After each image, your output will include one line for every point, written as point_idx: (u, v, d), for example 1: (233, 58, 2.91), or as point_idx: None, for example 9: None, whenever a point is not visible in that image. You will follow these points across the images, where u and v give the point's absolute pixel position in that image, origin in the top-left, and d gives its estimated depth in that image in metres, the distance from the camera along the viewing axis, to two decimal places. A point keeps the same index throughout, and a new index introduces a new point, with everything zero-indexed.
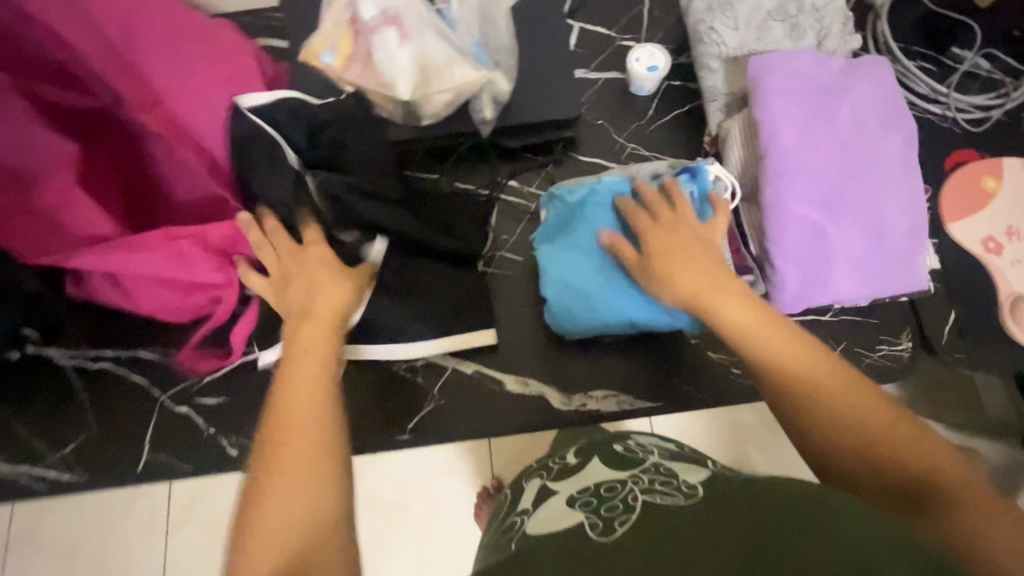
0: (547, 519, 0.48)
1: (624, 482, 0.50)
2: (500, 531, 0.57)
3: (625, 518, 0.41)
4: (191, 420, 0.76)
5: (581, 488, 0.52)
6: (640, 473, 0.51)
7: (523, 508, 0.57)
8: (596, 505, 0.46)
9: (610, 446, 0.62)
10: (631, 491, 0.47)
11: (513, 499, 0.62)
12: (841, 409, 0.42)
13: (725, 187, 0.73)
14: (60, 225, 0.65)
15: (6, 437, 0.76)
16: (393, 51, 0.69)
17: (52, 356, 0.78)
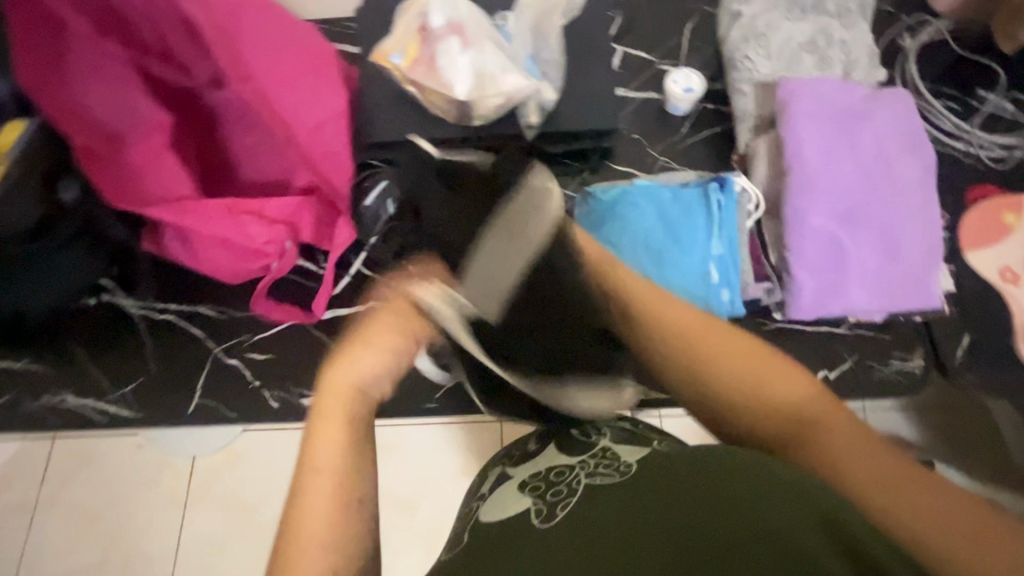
0: (497, 508, 0.57)
1: (573, 467, 0.58)
2: (465, 515, 0.65)
3: (567, 502, 0.49)
4: (240, 372, 0.84)
5: (534, 474, 0.60)
6: (588, 458, 0.59)
7: (482, 493, 0.67)
8: (544, 490, 0.55)
9: (567, 430, 0.68)
10: (577, 476, 0.55)
11: (481, 483, 0.71)
12: (762, 390, 0.46)
13: (750, 200, 0.77)
14: (144, 180, 0.72)
15: (77, 371, 0.84)
16: (455, 56, 0.79)
17: (122, 304, 0.86)
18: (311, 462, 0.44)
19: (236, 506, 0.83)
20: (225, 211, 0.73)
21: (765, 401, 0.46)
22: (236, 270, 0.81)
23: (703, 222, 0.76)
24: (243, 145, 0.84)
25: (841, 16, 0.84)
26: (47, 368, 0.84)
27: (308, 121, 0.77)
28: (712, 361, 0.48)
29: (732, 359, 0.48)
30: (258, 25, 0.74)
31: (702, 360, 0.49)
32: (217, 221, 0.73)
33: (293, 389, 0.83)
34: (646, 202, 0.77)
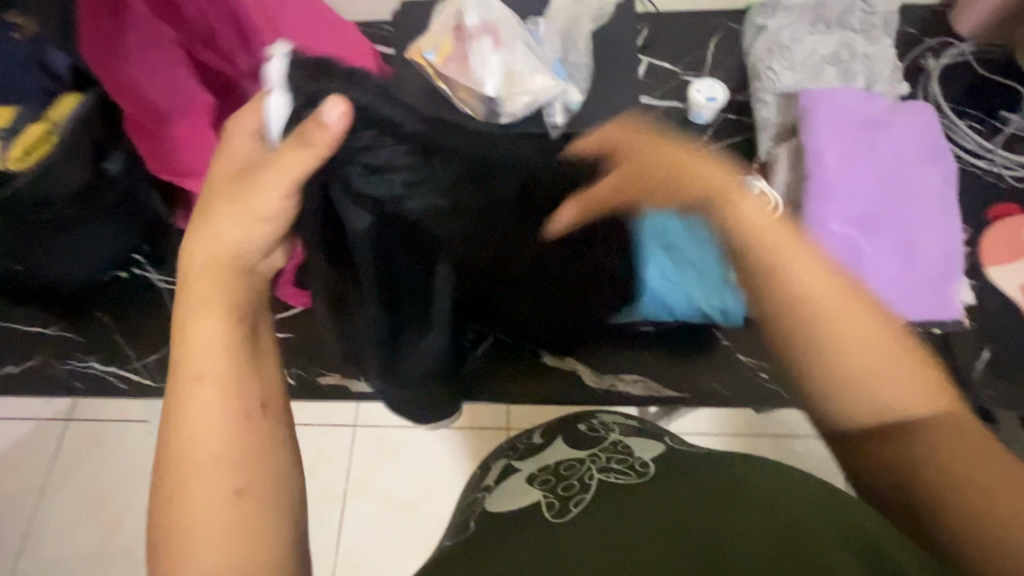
0: (505, 499, 0.58)
1: (583, 461, 0.60)
2: (467, 505, 0.67)
3: (579, 498, 0.52)
4: None
5: (542, 467, 0.62)
6: (599, 452, 0.61)
7: (486, 484, 0.68)
8: (553, 484, 0.57)
9: (575, 425, 0.70)
10: (588, 470, 0.57)
11: (482, 475, 0.72)
12: (858, 364, 0.42)
13: (770, 203, 0.78)
14: (182, 154, 0.77)
15: (104, 339, 0.87)
16: (487, 56, 0.83)
17: (152, 278, 0.89)
18: (188, 369, 0.42)
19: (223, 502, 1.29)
20: None
21: (889, 395, 0.42)
22: None
23: None
24: None
25: (864, 31, 0.86)
26: (76, 335, 0.87)
27: None
28: (812, 308, 0.44)
29: (863, 338, 0.43)
30: (303, 17, 0.80)
31: (807, 304, 0.44)
32: None
33: (311, 368, 0.84)
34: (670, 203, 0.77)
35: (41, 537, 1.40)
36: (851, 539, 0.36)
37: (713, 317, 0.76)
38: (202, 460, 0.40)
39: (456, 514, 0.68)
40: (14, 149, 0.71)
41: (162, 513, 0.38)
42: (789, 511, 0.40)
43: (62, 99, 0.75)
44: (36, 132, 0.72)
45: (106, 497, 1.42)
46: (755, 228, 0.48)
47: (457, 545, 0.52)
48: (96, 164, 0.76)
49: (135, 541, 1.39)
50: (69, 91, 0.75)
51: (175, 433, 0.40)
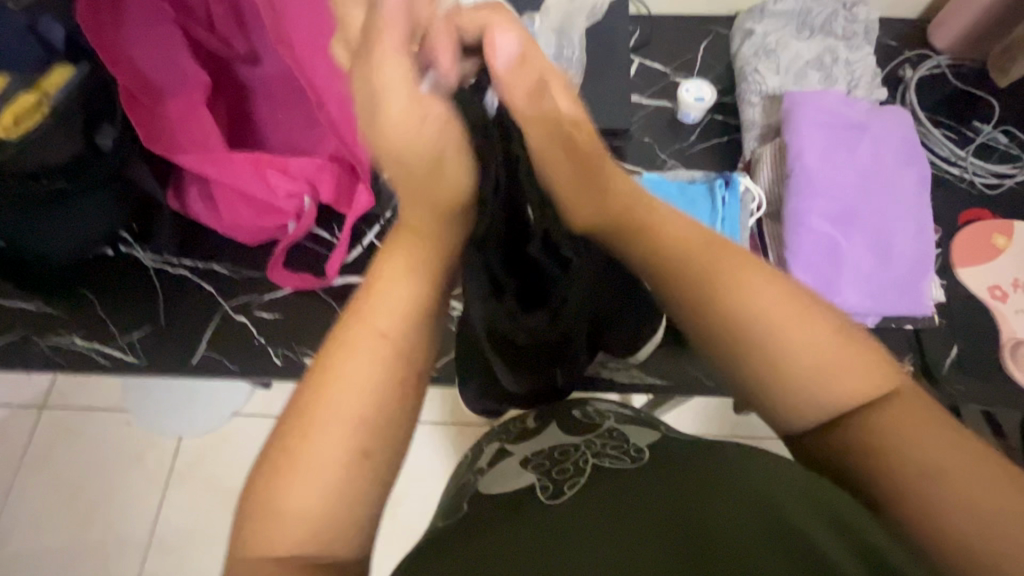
0: (498, 481, 0.61)
1: (578, 446, 0.62)
2: (459, 487, 0.69)
3: (574, 482, 0.55)
4: (248, 328, 0.85)
5: (537, 451, 0.64)
6: (594, 439, 0.63)
7: (478, 467, 0.69)
8: (548, 467, 0.59)
9: (571, 412, 0.71)
10: (584, 455, 0.59)
11: (476, 457, 0.74)
12: (814, 366, 0.43)
13: (753, 198, 0.81)
14: (173, 128, 0.76)
15: (88, 315, 0.86)
16: None
17: (139, 256, 0.89)
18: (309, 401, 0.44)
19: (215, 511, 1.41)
20: (250, 165, 0.78)
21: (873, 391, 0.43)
22: (252, 227, 0.84)
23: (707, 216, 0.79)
24: (271, 117, 0.91)
25: (847, 38, 0.89)
26: (61, 310, 0.86)
27: (339, 96, 0.80)
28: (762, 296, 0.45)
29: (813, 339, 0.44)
30: None
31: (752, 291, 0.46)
32: (241, 173, 0.78)
33: (298, 349, 0.84)
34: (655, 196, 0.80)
35: (13, 526, 1.40)
36: (832, 522, 0.40)
37: None
38: (301, 501, 0.41)
39: (448, 494, 0.70)
40: (3, 119, 0.70)
41: (264, 520, 0.41)
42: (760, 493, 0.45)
43: (55, 70, 0.74)
44: (29, 101, 0.71)
45: (83, 487, 1.43)
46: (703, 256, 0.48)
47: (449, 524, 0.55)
48: (89, 137, 0.76)
49: (111, 532, 1.39)
50: (61, 62, 0.75)
51: (292, 468, 0.42)
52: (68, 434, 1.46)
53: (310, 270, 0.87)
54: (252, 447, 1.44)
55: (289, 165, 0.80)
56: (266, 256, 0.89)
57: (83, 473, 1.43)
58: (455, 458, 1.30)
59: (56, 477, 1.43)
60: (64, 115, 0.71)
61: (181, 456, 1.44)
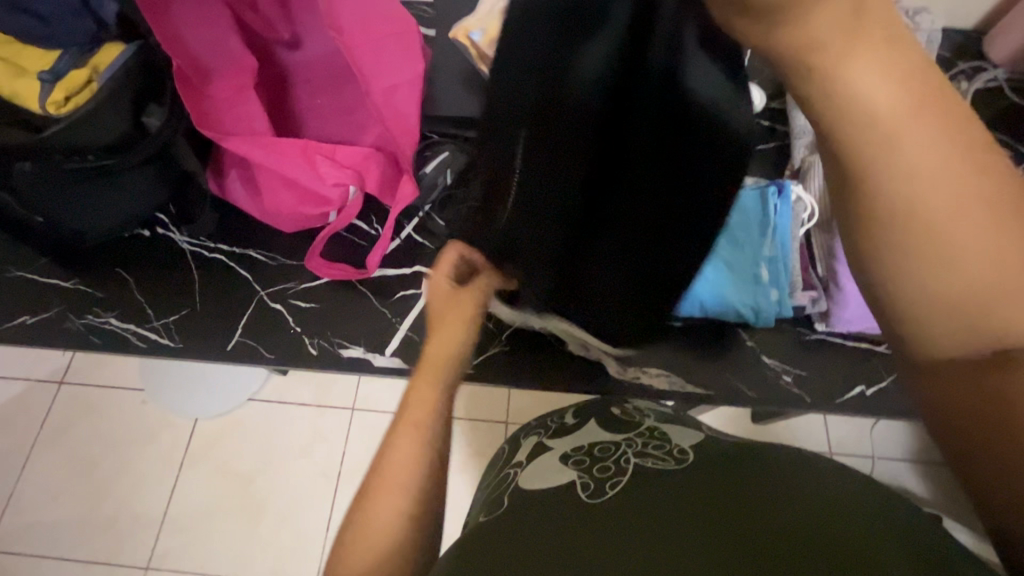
0: (538, 477, 0.59)
1: (618, 445, 0.61)
2: (495, 481, 0.67)
3: (614, 481, 0.53)
4: (284, 317, 0.84)
5: (576, 446, 0.63)
6: (635, 437, 0.62)
7: (517, 461, 0.68)
8: (588, 464, 0.58)
9: (608, 408, 0.72)
10: (624, 453, 0.58)
11: (513, 452, 0.72)
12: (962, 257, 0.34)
13: (805, 208, 0.79)
14: (221, 110, 0.75)
15: (125, 296, 0.85)
16: None
17: (177, 237, 0.88)
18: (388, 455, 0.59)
19: (226, 496, 1.40)
20: (299, 151, 0.76)
21: (990, 304, 0.36)
22: (295, 215, 0.83)
23: (770, 227, 0.77)
24: (311, 105, 0.91)
25: None
26: (96, 290, 0.86)
27: (385, 83, 0.82)
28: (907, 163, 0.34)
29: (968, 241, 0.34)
30: None
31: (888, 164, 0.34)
32: (291, 160, 0.77)
33: (333, 339, 0.83)
34: (743, 205, 0.77)
35: (27, 500, 1.41)
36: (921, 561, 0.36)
37: (744, 316, 0.77)
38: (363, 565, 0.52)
39: (483, 492, 0.69)
40: (56, 93, 0.71)
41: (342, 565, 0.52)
42: (816, 493, 0.43)
43: (106, 47, 0.74)
44: (81, 77, 0.72)
45: (97, 463, 1.43)
46: (880, 112, 0.33)
47: (490, 518, 0.53)
48: (136, 118, 0.75)
49: (122, 510, 1.40)
50: (111, 39, 0.75)
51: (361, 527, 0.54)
52: (85, 410, 1.47)
53: (347, 260, 0.86)
54: (267, 433, 1.44)
55: (337, 152, 0.78)
56: (303, 244, 0.88)
57: (99, 450, 1.44)
58: (472, 454, 1.30)
59: (72, 452, 1.44)
60: (114, 92, 0.71)
61: (196, 438, 1.45)
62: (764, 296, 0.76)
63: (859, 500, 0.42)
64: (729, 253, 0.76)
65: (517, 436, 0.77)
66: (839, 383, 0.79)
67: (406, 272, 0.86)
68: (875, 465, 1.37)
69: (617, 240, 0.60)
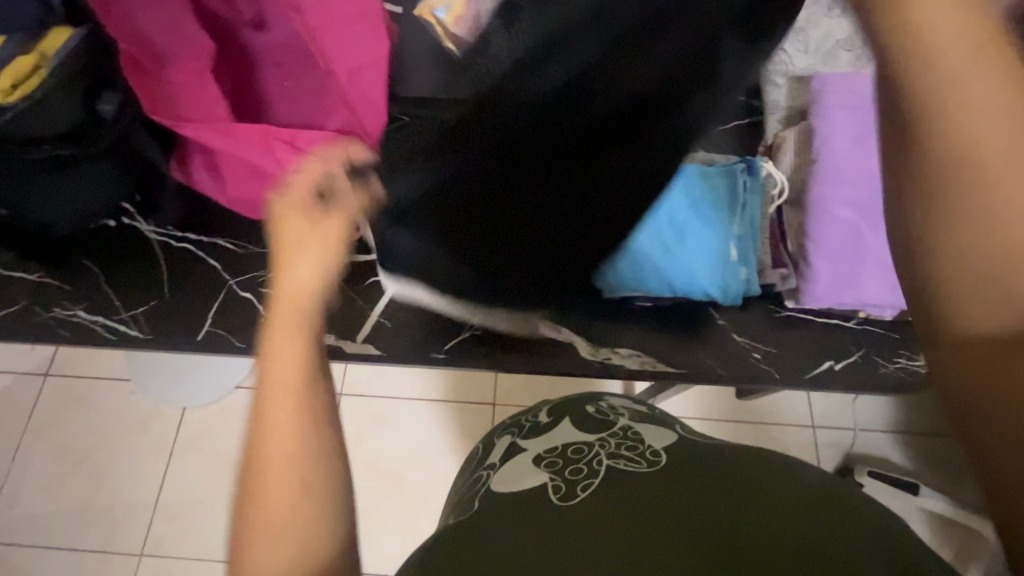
0: (511, 478, 0.60)
1: (592, 445, 0.61)
2: (470, 481, 0.68)
3: (586, 484, 0.53)
4: (254, 306, 0.83)
5: (549, 448, 0.63)
6: (609, 437, 0.63)
7: (490, 462, 0.69)
8: (561, 466, 0.58)
9: (583, 407, 0.72)
10: (597, 455, 0.59)
11: (488, 451, 0.73)
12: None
13: (775, 184, 0.79)
14: (177, 96, 0.73)
15: (91, 288, 0.84)
16: None
17: (143, 228, 0.87)
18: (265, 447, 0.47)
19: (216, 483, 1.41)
20: (259, 137, 0.74)
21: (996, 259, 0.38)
22: (261, 202, 0.82)
23: (753, 209, 0.77)
24: (276, 87, 0.88)
25: None
26: (62, 283, 0.85)
27: (351, 65, 0.80)
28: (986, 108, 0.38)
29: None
30: None
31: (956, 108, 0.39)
32: (251, 148, 0.75)
33: None
34: (733, 184, 0.77)
35: (19, 491, 1.42)
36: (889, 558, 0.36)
37: (712, 296, 0.77)
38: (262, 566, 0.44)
39: (458, 491, 0.69)
40: (3, 81, 0.68)
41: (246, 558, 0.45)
42: (776, 501, 0.43)
43: (54, 33, 0.71)
44: (27, 64, 0.69)
45: (86, 455, 1.44)
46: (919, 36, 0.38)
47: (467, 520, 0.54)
48: (90, 103, 0.73)
49: (114, 498, 1.41)
50: (61, 25, 0.72)
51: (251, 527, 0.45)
52: (72, 401, 1.47)
53: None
54: None
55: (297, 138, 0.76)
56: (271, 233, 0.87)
57: (88, 441, 1.44)
58: (458, 437, 1.31)
59: (60, 443, 1.44)
60: (65, 80, 0.69)
61: (185, 427, 1.45)
62: (733, 276, 0.76)
63: (819, 509, 0.42)
64: (714, 233, 0.76)
65: (490, 436, 0.77)
66: (809, 360, 0.79)
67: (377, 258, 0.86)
68: (856, 438, 1.39)
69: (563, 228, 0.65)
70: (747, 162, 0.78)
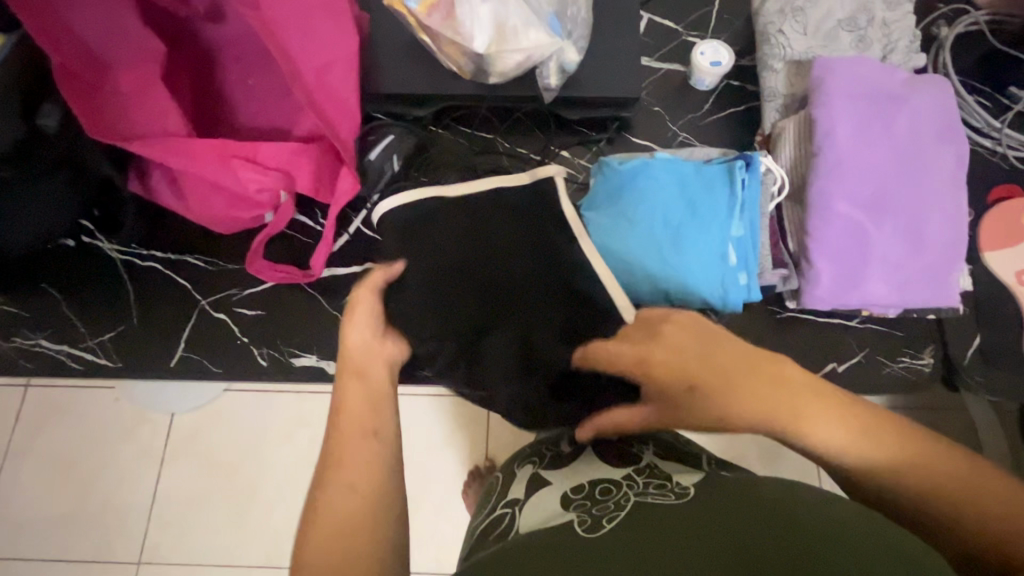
0: (537, 519, 0.52)
1: (620, 484, 0.52)
2: (487, 521, 0.60)
3: (614, 515, 0.46)
4: (229, 327, 0.79)
5: (577, 487, 0.54)
6: (636, 475, 0.53)
7: (512, 498, 0.60)
8: (589, 506, 0.50)
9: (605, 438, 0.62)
10: (625, 493, 0.50)
11: (506, 485, 0.64)
12: None
13: (774, 180, 0.74)
14: (123, 108, 0.66)
15: (53, 315, 0.79)
16: (477, 6, 0.73)
17: (105, 248, 0.81)
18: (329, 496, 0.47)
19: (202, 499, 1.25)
20: (216, 153, 0.68)
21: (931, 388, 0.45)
22: (227, 219, 0.77)
23: (751, 209, 0.73)
24: (240, 88, 0.82)
25: None
26: (21, 309, 0.79)
27: (316, 64, 0.74)
28: None
29: None
30: None
31: None
32: (209, 166, 0.69)
33: (283, 347, 0.78)
34: (730, 181, 0.73)
35: None
36: None
37: (712, 303, 0.73)
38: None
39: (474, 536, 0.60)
40: None
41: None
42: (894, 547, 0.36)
43: None
44: None
45: (65, 467, 1.24)
46: None
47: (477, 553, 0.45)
48: (28, 118, 0.67)
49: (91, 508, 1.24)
50: None
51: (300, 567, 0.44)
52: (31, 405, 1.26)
53: (293, 262, 0.81)
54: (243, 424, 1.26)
55: (259, 152, 0.70)
56: (243, 248, 0.81)
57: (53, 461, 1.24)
58: None
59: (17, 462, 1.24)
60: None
61: (175, 432, 1.25)
62: (733, 281, 0.72)
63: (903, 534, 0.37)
64: (715, 238, 0.72)
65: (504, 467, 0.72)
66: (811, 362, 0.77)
67: (357, 270, 0.81)
68: None
69: (462, 304, 0.67)
70: (748, 156, 0.73)
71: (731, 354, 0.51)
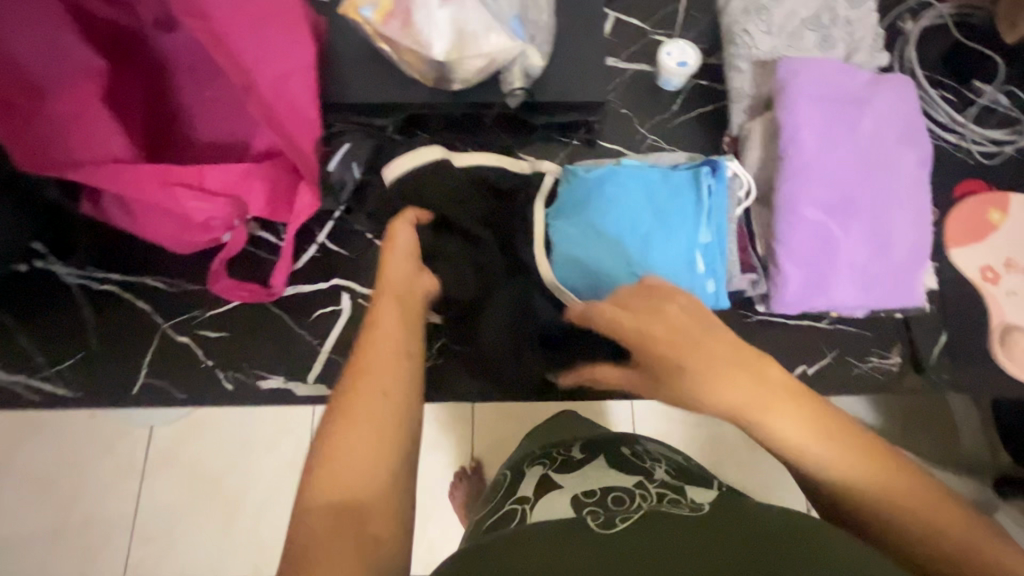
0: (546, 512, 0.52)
1: (633, 494, 0.51)
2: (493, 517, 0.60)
3: (627, 516, 0.45)
4: (193, 351, 0.77)
5: (589, 490, 0.54)
6: (650, 487, 0.54)
7: (520, 495, 0.60)
8: (599, 507, 0.49)
9: (618, 447, 0.65)
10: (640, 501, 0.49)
11: (514, 482, 0.65)
12: None
13: (742, 185, 0.74)
14: (59, 131, 0.63)
15: (8, 344, 0.76)
16: (433, 11, 0.70)
17: (60, 274, 0.78)
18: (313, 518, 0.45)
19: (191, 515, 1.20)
20: (160, 176, 0.66)
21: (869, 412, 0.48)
22: (179, 239, 0.75)
23: (720, 214, 0.72)
24: (198, 100, 0.79)
25: None
26: None
27: (270, 75, 0.70)
28: None
29: None
30: None
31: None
32: (151, 191, 0.66)
33: (249, 369, 0.77)
34: (697, 187, 0.72)
35: None
36: None
37: None
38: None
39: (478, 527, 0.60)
40: None
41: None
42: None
43: None
44: None
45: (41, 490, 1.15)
46: None
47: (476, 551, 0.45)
48: None
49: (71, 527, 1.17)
50: None
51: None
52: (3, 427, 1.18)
53: (254, 279, 0.79)
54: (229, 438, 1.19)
55: (207, 175, 0.68)
56: (205, 267, 0.79)
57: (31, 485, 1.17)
58: None
59: None
60: None
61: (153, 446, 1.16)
62: (701, 288, 0.72)
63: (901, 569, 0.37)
64: (683, 244, 0.71)
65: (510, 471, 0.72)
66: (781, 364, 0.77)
67: (324, 288, 0.80)
68: None
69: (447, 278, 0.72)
70: (716, 162, 0.73)
71: (703, 371, 0.50)
